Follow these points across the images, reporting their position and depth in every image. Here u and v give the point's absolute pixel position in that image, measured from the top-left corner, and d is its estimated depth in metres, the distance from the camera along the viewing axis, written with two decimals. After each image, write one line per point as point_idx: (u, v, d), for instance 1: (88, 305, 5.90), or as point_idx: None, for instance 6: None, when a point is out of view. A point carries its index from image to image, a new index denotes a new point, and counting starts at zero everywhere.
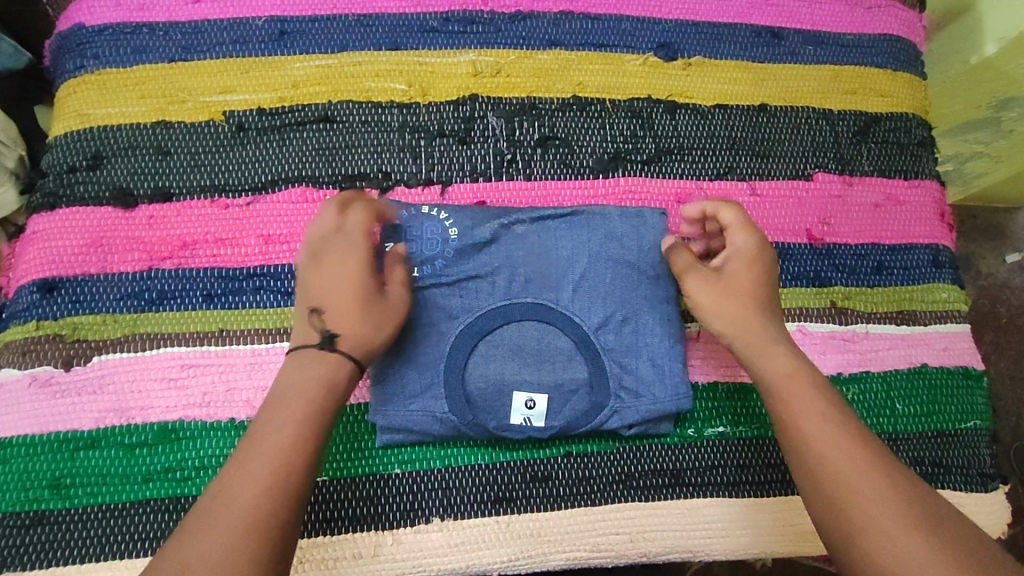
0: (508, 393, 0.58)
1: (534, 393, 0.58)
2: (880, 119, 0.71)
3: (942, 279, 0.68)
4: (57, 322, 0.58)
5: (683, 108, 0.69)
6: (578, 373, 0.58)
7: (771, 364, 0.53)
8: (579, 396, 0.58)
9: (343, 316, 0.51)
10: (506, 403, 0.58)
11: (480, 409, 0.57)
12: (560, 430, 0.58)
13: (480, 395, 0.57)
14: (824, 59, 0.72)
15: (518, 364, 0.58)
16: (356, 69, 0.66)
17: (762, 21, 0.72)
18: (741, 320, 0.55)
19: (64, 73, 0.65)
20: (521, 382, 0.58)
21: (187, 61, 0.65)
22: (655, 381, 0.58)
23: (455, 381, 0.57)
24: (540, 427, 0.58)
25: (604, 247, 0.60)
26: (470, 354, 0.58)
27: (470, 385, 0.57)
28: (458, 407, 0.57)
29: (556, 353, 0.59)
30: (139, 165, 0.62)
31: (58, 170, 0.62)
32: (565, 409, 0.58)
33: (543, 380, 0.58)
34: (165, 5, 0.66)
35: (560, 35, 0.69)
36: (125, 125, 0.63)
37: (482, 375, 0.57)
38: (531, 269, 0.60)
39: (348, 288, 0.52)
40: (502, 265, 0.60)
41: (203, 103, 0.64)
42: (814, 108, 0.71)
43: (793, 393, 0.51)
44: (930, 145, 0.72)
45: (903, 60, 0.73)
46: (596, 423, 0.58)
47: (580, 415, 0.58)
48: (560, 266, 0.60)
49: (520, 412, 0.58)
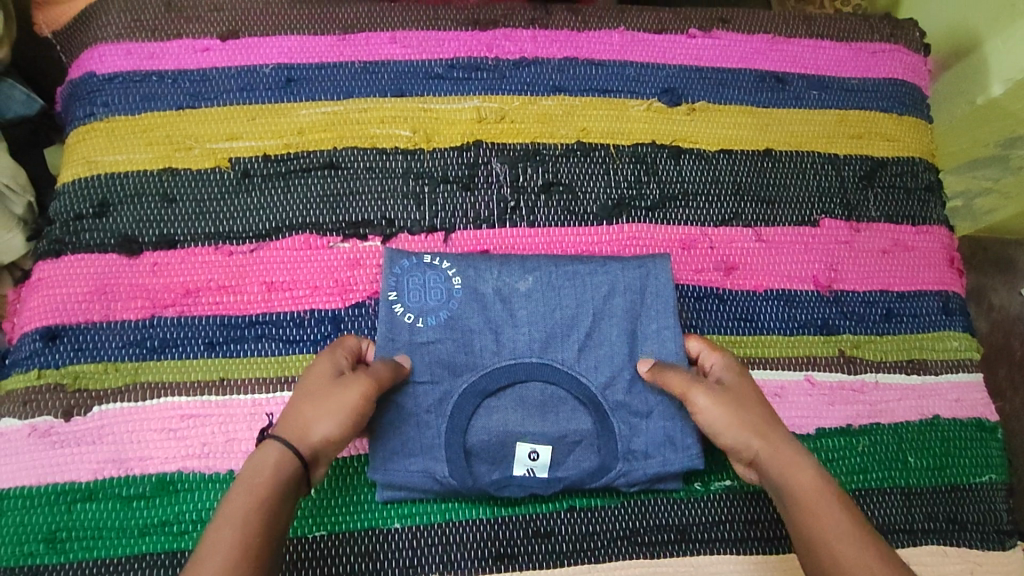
0: (512, 444, 0.57)
1: (538, 445, 0.57)
2: (886, 164, 0.71)
3: (953, 327, 0.67)
4: (59, 371, 0.58)
5: (687, 154, 0.69)
6: (582, 425, 0.58)
7: (806, 482, 0.48)
8: (585, 449, 0.58)
9: (293, 407, 0.51)
10: (509, 454, 0.57)
11: (480, 463, 0.57)
12: (565, 484, 0.57)
13: (482, 447, 0.57)
14: (828, 103, 0.72)
15: (522, 417, 0.57)
16: (361, 116, 0.67)
17: (766, 66, 0.73)
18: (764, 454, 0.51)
19: (75, 119, 0.66)
20: (525, 433, 0.57)
21: (194, 108, 0.66)
22: (656, 437, 0.58)
23: (455, 439, 0.56)
24: (544, 479, 0.57)
25: (608, 302, 0.60)
26: (473, 409, 0.57)
27: (470, 438, 0.56)
28: (459, 468, 0.56)
29: (560, 405, 0.58)
30: (145, 212, 0.63)
31: (65, 217, 0.62)
32: (570, 461, 0.58)
33: (547, 433, 0.57)
34: (175, 54, 0.67)
35: (564, 81, 0.70)
36: (132, 172, 0.64)
37: (485, 428, 0.57)
38: (536, 318, 0.59)
39: (306, 387, 0.52)
40: (506, 322, 0.59)
41: (209, 150, 0.65)
42: (820, 153, 0.70)
43: (826, 510, 0.47)
44: (938, 190, 0.71)
45: (909, 104, 0.73)
46: (602, 479, 0.57)
47: (585, 469, 0.57)
48: (566, 322, 0.60)
49: (523, 463, 0.57)
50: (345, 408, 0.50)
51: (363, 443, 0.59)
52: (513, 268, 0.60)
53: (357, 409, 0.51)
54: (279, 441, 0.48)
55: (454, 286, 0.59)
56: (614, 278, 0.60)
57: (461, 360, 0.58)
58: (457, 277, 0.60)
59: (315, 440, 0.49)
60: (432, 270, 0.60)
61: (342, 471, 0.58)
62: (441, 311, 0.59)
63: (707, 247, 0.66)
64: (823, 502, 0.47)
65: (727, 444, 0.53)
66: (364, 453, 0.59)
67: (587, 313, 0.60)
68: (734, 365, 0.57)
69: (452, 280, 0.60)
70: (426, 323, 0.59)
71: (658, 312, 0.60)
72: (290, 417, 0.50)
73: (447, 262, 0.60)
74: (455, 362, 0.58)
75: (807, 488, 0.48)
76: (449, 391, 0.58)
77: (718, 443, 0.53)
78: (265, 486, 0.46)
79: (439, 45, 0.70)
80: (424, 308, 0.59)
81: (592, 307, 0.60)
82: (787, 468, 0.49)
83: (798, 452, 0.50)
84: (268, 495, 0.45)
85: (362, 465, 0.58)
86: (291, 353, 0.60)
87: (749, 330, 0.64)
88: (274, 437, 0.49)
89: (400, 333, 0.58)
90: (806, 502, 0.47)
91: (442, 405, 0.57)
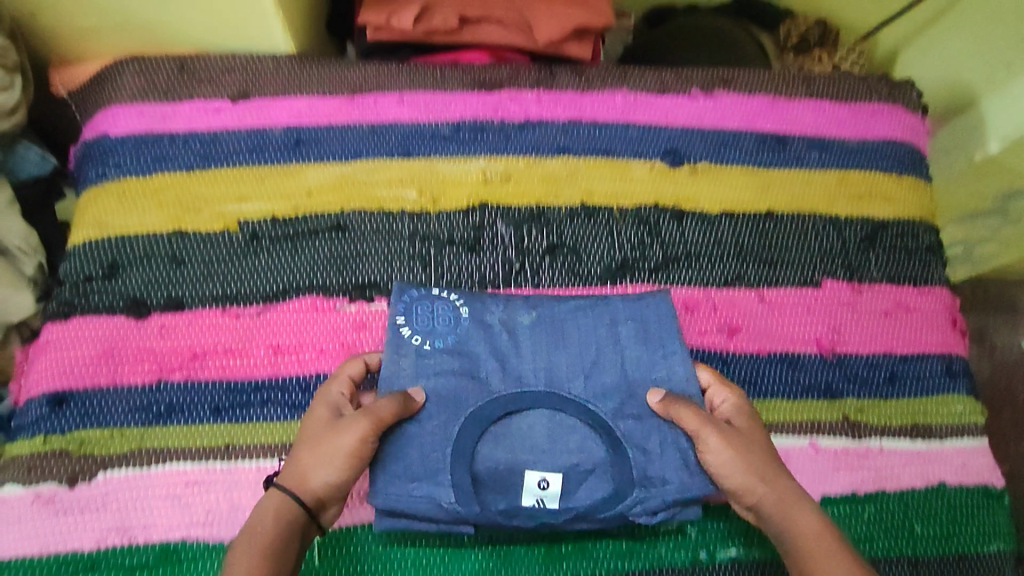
0: (520, 471, 0.55)
1: (547, 473, 0.55)
2: (887, 225, 0.72)
3: (957, 390, 0.67)
4: (65, 436, 0.58)
5: (690, 215, 0.70)
6: (593, 452, 0.56)
7: (812, 526, 0.48)
8: (598, 477, 0.56)
9: (297, 451, 0.52)
10: (517, 484, 0.55)
11: (487, 491, 0.55)
12: (577, 515, 0.55)
13: (489, 475, 0.55)
14: (829, 164, 0.73)
15: (529, 445, 0.56)
16: (368, 177, 0.68)
17: (767, 127, 0.74)
18: (774, 498, 0.50)
19: (87, 180, 0.67)
20: (534, 461, 0.55)
21: (204, 170, 0.67)
22: (673, 463, 0.56)
23: (462, 465, 0.54)
24: (554, 510, 0.55)
25: (613, 329, 0.61)
26: (480, 434, 0.55)
27: (478, 465, 0.55)
28: (466, 496, 0.54)
29: (570, 433, 0.57)
30: (154, 275, 0.63)
31: (75, 279, 0.63)
32: (581, 489, 0.56)
33: (556, 459, 0.55)
34: (186, 115, 0.69)
35: (568, 142, 0.71)
36: (142, 234, 0.65)
37: (493, 456, 0.55)
38: (543, 346, 0.60)
39: (310, 429, 0.53)
40: (513, 352, 0.60)
41: (218, 212, 0.66)
42: (821, 214, 0.71)
43: (829, 556, 0.47)
44: (939, 251, 0.72)
45: (908, 164, 0.74)
46: (617, 508, 0.55)
47: (598, 498, 0.55)
48: (572, 350, 0.60)
49: (532, 493, 0.55)
50: (342, 450, 0.50)
51: (368, 511, 0.59)
52: (518, 302, 0.62)
53: (356, 450, 0.51)
54: (278, 488, 0.49)
55: (461, 314, 0.60)
56: (617, 310, 0.62)
57: (468, 388, 0.58)
58: (464, 306, 0.61)
59: (314, 488, 0.50)
60: (439, 301, 0.61)
61: (347, 539, 0.58)
62: (448, 338, 0.59)
63: (710, 308, 0.67)
64: (827, 548, 0.47)
65: (734, 488, 0.52)
66: (368, 520, 0.58)
67: (594, 341, 0.60)
68: (740, 403, 0.56)
69: (459, 309, 0.61)
70: (433, 349, 0.59)
71: (665, 337, 0.60)
72: (293, 461, 0.51)
73: (455, 293, 0.61)
74: (462, 390, 0.57)
75: (809, 535, 0.48)
76: (455, 418, 0.56)
77: (723, 485, 0.52)
78: (269, 535, 0.47)
79: (445, 107, 0.71)
80: (430, 334, 0.59)
81: (597, 336, 0.60)
82: (794, 514, 0.49)
83: (803, 496, 0.50)
84: (270, 543, 0.47)
85: (367, 533, 0.58)
86: (297, 419, 0.60)
87: (754, 394, 0.64)
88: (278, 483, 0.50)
89: (407, 357, 0.58)
90: (810, 548, 0.48)
91: (449, 431, 0.56)
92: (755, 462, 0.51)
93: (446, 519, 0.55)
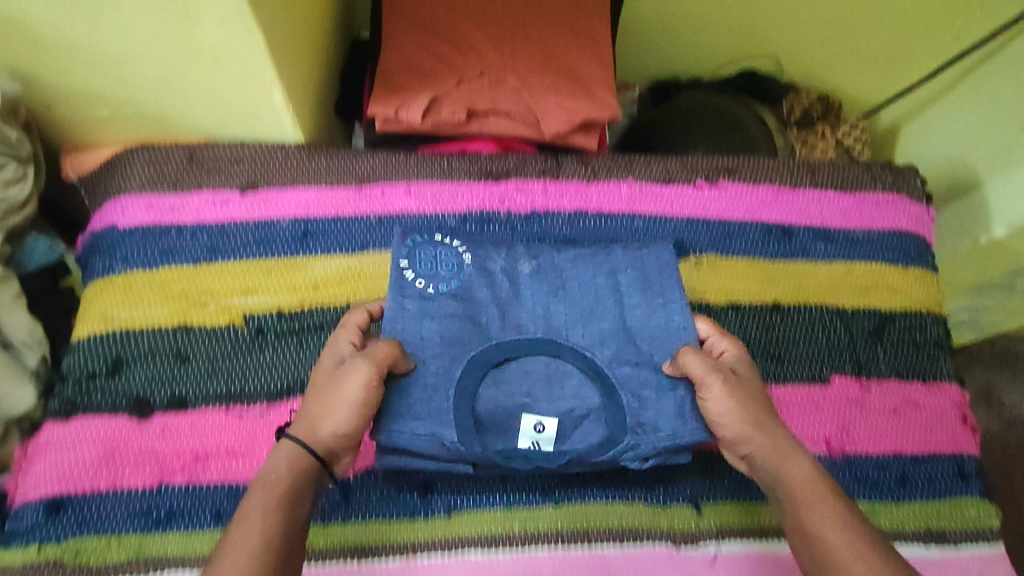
0: (517, 416, 0.56)
1: (544, 417, 0.56)
2: (894, 318, 0.71)
3: (969, 492, 0.66)
4: (61, 544, 0.57)
5: (696, 308, 0.70)
6: (589, 399, 0.57)
7: (802, 476, 0.51)
8: (592, 422, 0.57)
9: (306, 407, 0.52)
10: (514, 425, 0.56)
11: (486, 432, 0.55)
12: (572, 458, 0.56)
13: (489, 417, 0.56)
14: (834, 255, 0.73)
15: (527, 390, 0.56)
16: (375, 270, 0.68)
17: (772, 218, 0.74)
18: (768, 445, 0.52)
19: (93, 272, 0.67)
20: (532, 406, 0.56)
21: (211, 263, 0.67)
22: (666, 407, 0.57)
23: (464, 404, 0.55)
24: (549, 454, 0.56)
25: (609, 281, 0.62)
26: (481, 379, 0.56)
27: (479, 408, 0.55)
28: (468, 436, 0.55)
29: (566, 379, 0.57)
30: (158, 372, 0.63)
31: (77, 376, 0.63)
32: (575, 434, 0.56)
33: (551, 404, 0.56)
34: (195, 206, 0.69)
35: (575, 233, 0.71)
36: (147, 329, 0.65)
37: (493, 397, 0.56)
38: (542, 293, 0.61)
39: (317, 385, 0.53)
40: (512, 304, 0.60)
41: (224, 306, 0.66)
42: (827, 306, 0.71)
43: (815, 500, 0.49)
44: (947, 346, 0.72)
45: (914, 255, 0.74)
46: (610, 453, 0.56)
47: (591, 443, 0.56)
48: (569, 300, 0.61)
49: (528, 435, 0.56)
50: (352, 398, 0.51)
51: None
52: (517, 252, 0.63)
53: (365, 399, 0.51)
54: (290, 439, 0.50)
55: (464, 261, 0.62)
56: (613, 267, 0.63)
57: (468, 330, 0.58)
58: (468, 255, 0.62)
59: (323, 438, 0.50)
60: (442, 247, 0.62)
61: None
62: (452, 282, 0.61)
63: None
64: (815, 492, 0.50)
65: (732, 438, 0.53)
66: None
67: (591, 298, 0.61)
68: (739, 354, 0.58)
69: (463, 257, 0.62)
70: (437, 294, 0.60)
71: (660, 283, 0.62)
72: (302, 414, 0.52)
73: (461, 245, 0.63)
74: (462, 334, 0.58)
75: (801, 481, 0.50)
76: (457, 358, 0.57)
77: (723, 434, 0.54)
78: (281, 482, 0.48)
79: (452, 198, 0.71)
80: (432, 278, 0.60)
81: (595, 288, 0.62)
82: (789, 462, 0.51)
83: (796, 446, 0.52)
84: (284, 491, 0.47)
85: None
86: None
87: (762, 496, 0.64)
88: (288, 435, 0.50)
89: (411, 299, 0.59)
90: (798, 493, 0.50)
91: (451, 370, 0.57)
92: (753, 411, 0.53)
93: (445, 458, 0.56)
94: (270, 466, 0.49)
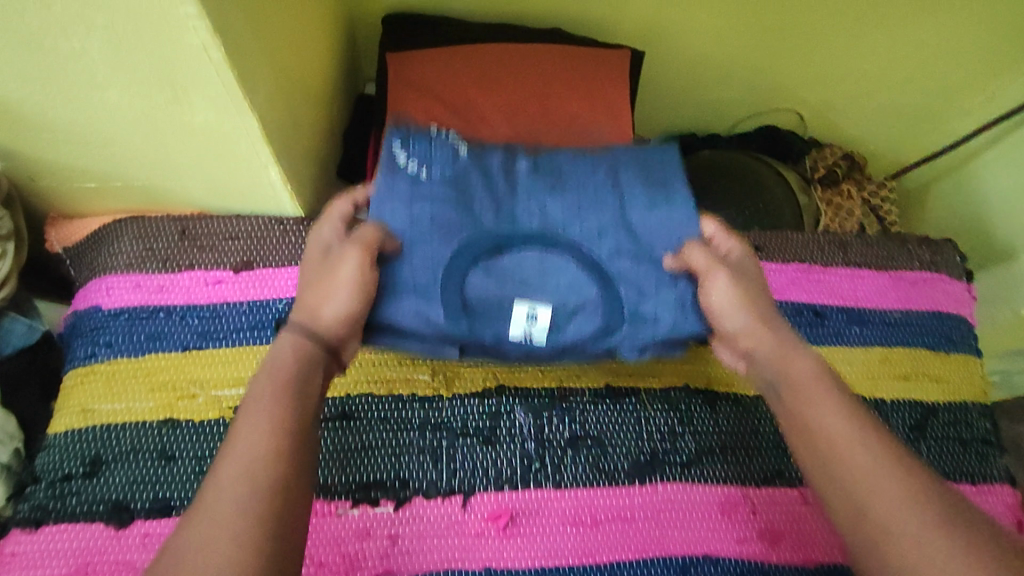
0: (508, 304, 0.52)
1: (537, 306, 0.52)
2: (937, 410, 0.66)
3: None
4: None
5: (722, 399, 0.66)
6: (586, 291, 0.52)
7: (809, 371, 0.48)
8: (587, 313, 0.52)
9: (303, 293, 0.50)
10: (506, 313, 0.52)
11: (476, 319, 0.51)
12: (565, 346, 0.52)
13: (479, 304, 0.52)
14: (870, 339, 0.68)
15: (523, 283, 0.52)
16: (377, 357, 0.64)
17: (802, 298, 0.69)
18: (770, 330, 0.51)
19: (74, 358, 0.62)
20: (525, 293, 0.52)
21: (202, 349, 0.62)
22: (668, 301, 0.52)
23: (453, 282, 0.51)
24: (542, 344, 0.52)
25: (613, 172, 0.56)
26: (464, 279, 0.51)
27: (468, 292, 0.51)
28: (456, 312, 0.51)
29: (563, 285, 0.52)
30: (139, 473, 0.58)
31: (52, 477, 0.58)
32: (569, 325, 0.52)
33: (545, 293, 0.52)
34: (185, 287, 0.65)
35: None
36: (130, 423, 0.60)
37: (484, 283, 0.52)
38: (546, 192, 0.55)
39: (313, 259, 0.52)
40: (506, 196, 0.54)
41: (214, 398, 0.61)
42: (866, 398, 0.65)
43: (821, 397, 0.47)
44: (994, 441, 0.66)
45: (955, 339, 0.70)
46: (607, 342, 0.52)
47: (586, 332, 0.52)
48: (570, 188, 0.56)
49: (520, 325, 0.52)
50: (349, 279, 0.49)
51: None
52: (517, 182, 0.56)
53: (360, 275, 0.49)
54: (291, 331, 0.48)
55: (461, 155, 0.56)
56: (614, 157, 0.58)
57: (467, 204, 0.53)
58: (463, 149, 0.56)
59: (327, 318, 0.48)
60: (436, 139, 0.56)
61: None
62: (444, 166, 0.54)
63: (748, 511, 0.61)
64: (820, 389, 0.47)
65: (733, 332, 0.52)
66: None
67: (594, 184, 0.55)
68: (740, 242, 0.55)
69: (459, 151, 0.56)
70: (430, 177, 0.54)
71: (665, 156, 0.58)
72: (304, 296, 0.50)
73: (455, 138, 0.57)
74: (448, 218, 0.52)
75: (805, 376, 0.48)
76: (445, 300, 0.51)
77: (727, 328, 0.52)
78: (281, 395, 0.44)
79: None
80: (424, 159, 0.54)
81: (601, 172, 0.56)
82: (795, 365, 0.49)
83: (798, 344, 0.50)
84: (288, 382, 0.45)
85: None
86: None
87: None
88: (290, 324, 0.48)
89: (401, 179, 0.53)
90: (804, 391, 0.48)
91: (442, 253, 0.51)
92: (756, 306, 0.52)
93: (422, 333, 0.51)
94: (273, 366, 0.46)
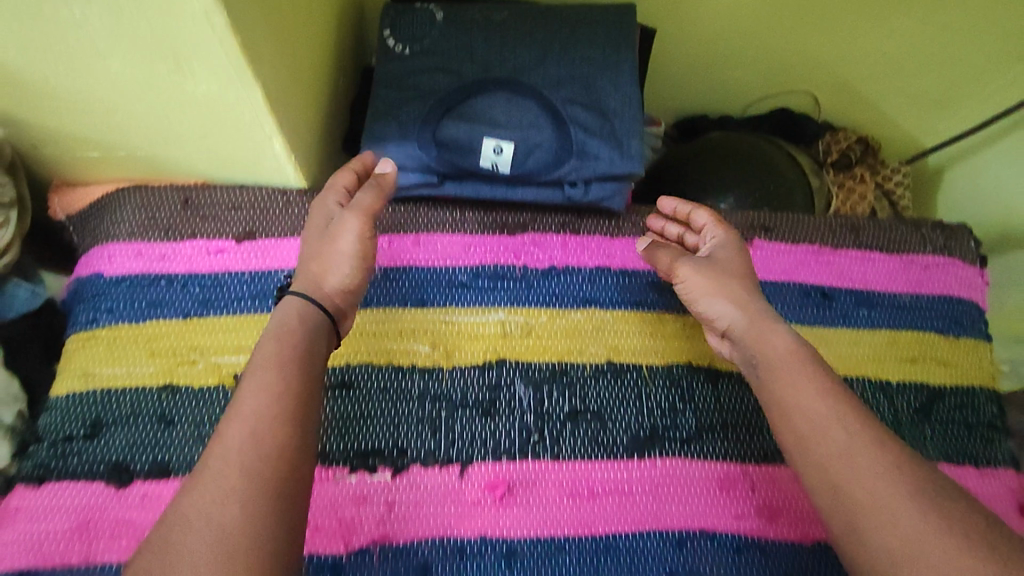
0: (478, 139, 0.67)
1: (502, 141, 0.67)
2: (943, 395, 0.65)
3: None
4: None
5: (726, 376, 0.64)
6: (544, 131, 0.68)
7: (787, 349, 0.52)
8: (542, 153, 0.68)
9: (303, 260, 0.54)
10: (476, 148, 0.67)
11: (450, 151, 0.67)
12: (525, 174, 0.68)
13: (453, 140, 0.68)
14: (878, 322, 0.67)
15: (491, 120, 0.69)
16: (378, 327, 0.63)
17: (810, 279, 0.68)
18: (754, 313, 0.55)
19: (76, 324, 0.63)
20: (490, 132, 0.68)
21: (203, 317, 0.62)
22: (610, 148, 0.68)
23: (428, 132, 0.68)
24: (506, 173, 0.67)
25: (570, 39, 0.73)
26: (440, 122, 0.68)
27: (442, 134, 0.68)
28: (433, 148, 0.67)
29: (525, 107, 0.70)
30: (139, 435, 0.58)
31: (54, 437, 0.58)
32: (528, 160, 0.68)
33: (509, 132, 0.68)
34: (187, 256, 0.64)
35: (594, 292, 0.67)
36: (131, 386, 0.60)
37: (456, 126, 0.68)
38: (509, 35, 0.72)
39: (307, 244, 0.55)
40: (477, 63, 0.71)
41: (214, 364, 0.61)
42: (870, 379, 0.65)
43: (791, 372, 0.50)
44: (1003, 427, 0.65)
45: (966, 324, 0.68)
46: (555, 174, 0.68)
47: (541, 163, 0.68)
48: (531, 60, 0.72)
49: (488, 157, 0.67)
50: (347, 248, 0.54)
51: None
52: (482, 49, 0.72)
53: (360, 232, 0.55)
54: (295, 297, 0.52)
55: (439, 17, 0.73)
56: (577, 35, 0.73)
57: (443, 143, 0.68)
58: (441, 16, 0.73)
59: (329, 286, 0.53)
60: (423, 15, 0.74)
61: None
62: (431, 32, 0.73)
63: (747, 489, 0.60)
64: (793, 364, 0.50)
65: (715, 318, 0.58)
66: None
67: (548, 61, 0.72)
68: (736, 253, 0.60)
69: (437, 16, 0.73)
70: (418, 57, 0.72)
71: (610, 43, 0.73)
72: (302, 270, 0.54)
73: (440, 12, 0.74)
74: (429, 118, 0.68)
75: (782, 351, 0.52)
76: (424, 137, 0.68)
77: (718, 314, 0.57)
78: (297, 331, 0.49)
79: (465, 251, 0.68)
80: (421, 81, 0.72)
81: (556, 38, 0.72)
82: (768, 339, 0.53)
83: (778, 324, 0.54)
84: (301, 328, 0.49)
85: None
86: None
87: None
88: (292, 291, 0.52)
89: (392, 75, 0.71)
90: (778, 367, 0.51)
91: (427, 118, 0.68)
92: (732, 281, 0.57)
93: (411, 167, 0.68)
94: (289, 306, 0.51)
